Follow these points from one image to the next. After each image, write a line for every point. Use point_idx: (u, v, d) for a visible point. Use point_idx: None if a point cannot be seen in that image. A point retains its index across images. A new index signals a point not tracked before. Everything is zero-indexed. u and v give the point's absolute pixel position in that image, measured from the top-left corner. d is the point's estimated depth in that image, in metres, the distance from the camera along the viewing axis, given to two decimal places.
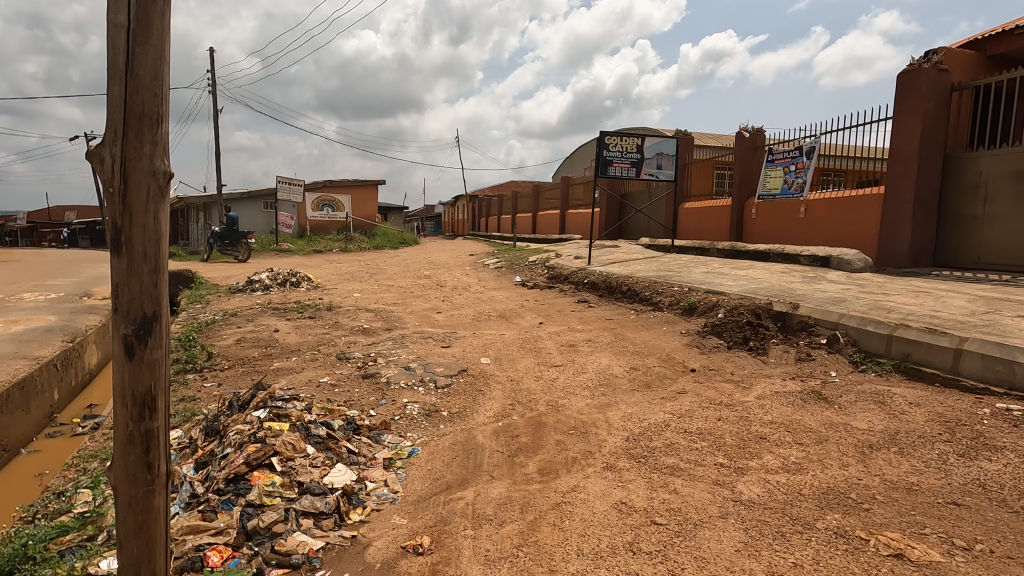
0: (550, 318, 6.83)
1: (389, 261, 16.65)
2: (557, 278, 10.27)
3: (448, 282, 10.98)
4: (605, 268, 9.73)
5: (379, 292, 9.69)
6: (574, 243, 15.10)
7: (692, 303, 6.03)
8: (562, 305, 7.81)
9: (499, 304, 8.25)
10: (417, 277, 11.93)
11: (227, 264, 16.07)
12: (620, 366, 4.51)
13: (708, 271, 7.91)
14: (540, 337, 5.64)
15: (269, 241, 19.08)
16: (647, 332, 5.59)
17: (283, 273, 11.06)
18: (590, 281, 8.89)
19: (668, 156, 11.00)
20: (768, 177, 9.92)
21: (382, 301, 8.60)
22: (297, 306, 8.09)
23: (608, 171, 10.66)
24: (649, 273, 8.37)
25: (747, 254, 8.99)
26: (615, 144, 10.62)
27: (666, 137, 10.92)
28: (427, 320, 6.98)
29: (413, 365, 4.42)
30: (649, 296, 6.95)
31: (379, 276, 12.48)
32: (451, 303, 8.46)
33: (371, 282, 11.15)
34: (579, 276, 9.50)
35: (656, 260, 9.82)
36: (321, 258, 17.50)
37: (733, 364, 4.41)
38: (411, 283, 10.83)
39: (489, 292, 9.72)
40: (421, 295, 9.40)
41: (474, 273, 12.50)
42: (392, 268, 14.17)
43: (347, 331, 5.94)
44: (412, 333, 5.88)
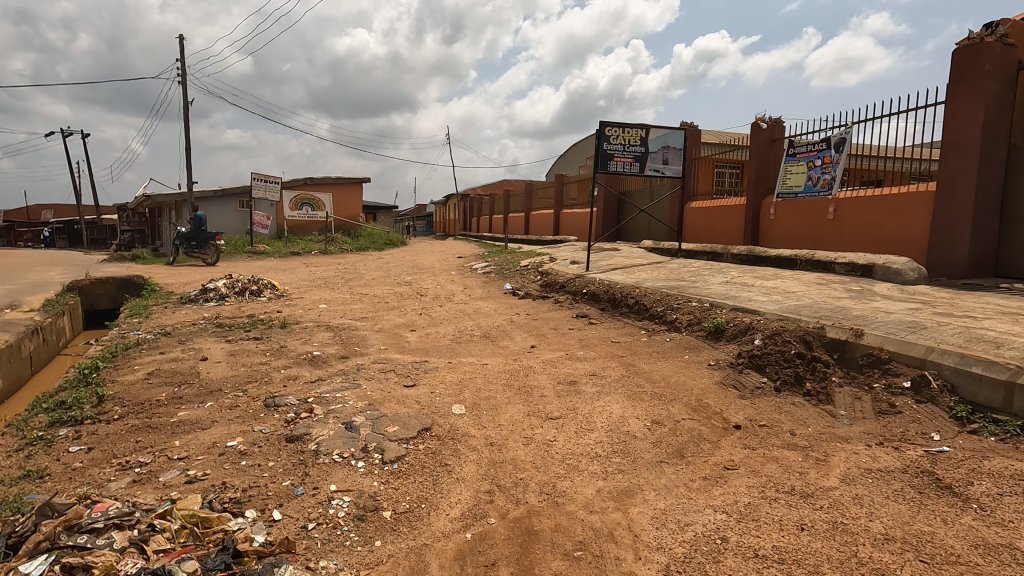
0: (544, 339, 5.70)
1: (370, 265, 15.47)
2: (552, 287, 9.14)
3: (431, 291, 9.83)
4: (606, 275, 8.60)
5: (350, 303, 8.53)
6: (570, 245, 13.97)
7: (719, 324, 4.90)
8: (558, 321, 6.68)
9: (485, 319, 7.11)
10: (397, 284, 10.77)
11: (193, 267, 14.81)
12: (639, 418, 3.38)
13: (728, 281, 6.80)
14: (533, 369, 4.50)
15: (242, 242, 17.84)
16: (666, 364, 4.47)
17: (243, 279, 9.85)
18: (589, 291, 7.77)
19: (675, 150, 9.84)
20: (789, 173, 8.82)
21: (350, 316, 7.43)
22: (248, 321, 6.91)
23: (608, 167, 9.56)
24: (657, 283, 7.25)
25: (769, 261, 7.90)
26: (615, 136, 9.51)
27: (673, 129, 9.76)
28: (397, 341, 5.81)
29: (360, 420, 3.26)
30: (663, 313, 5.82)
31: (355, 282, 11.32)
32: (430, 317, 7.30)
33: (344, 291, 9.98)
34: (577, 285, 8.38)
35: (664, 266, 8.70)
36: (298, 261, 16.29)
37: (790, 418, 3.28)
38: (388, 292, 9.66)
39: (476, 303, 8.59)
40: (397, 306, 8.24)
41: (461, 279, 11.35)
42: (371, 273, 13.00)
43: (291, 360, 4.78)
44: (373, 363, 4.71)
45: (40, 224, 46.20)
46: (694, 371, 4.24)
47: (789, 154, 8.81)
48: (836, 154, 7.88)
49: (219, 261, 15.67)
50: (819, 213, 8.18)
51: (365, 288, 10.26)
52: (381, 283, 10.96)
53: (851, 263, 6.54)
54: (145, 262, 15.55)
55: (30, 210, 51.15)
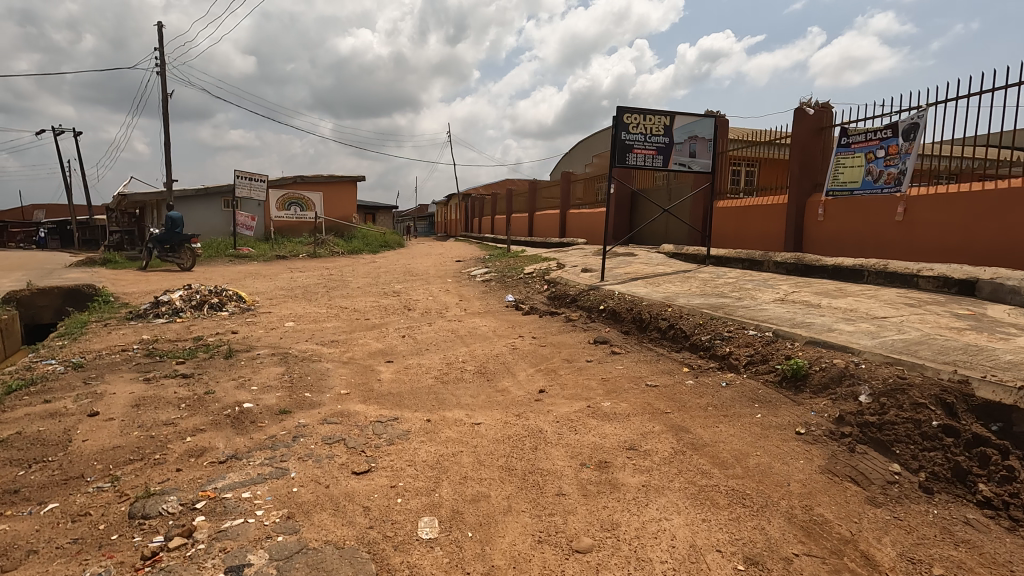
0: (557, 380, 4.37)
1: (359, 270, 14.20)
2: (562, 300, 7.82)
3: (422, 303, 8.52)
4: (627, 287, 7.29)
5: (323, 320, 7.21)
6: (578, 250, 12.66)
7: (800, 367, 3.57)
8: (573, 350, 5.34)
9: (482, 344, 5.79)
10: (384, 294, 9.47)
11: (167, 273, 13.55)
12: (724, 553, 2.06)
13: (784, 299, 5.46)
14: (544, 436, 3.18)
15: (224, 245, 16.58)
16: (732, 430, 3.14)
17: (205, 289, 8.54)
18: (607, 309, 6.46)
19: (703, 140, 8.51)
20: (841, 167, 7.49)
21: (318, 339, 6.13)
22: (189, 348, 5.61)
23: (626, 160, 8.22)
24: (692, 300, 5.92)
25: (823, 273, 6.57)
26: (636, 124, 8.17)
27: (701, 116, 8.44)
28: (366, 380, 4.49)
29: (257, 566, 1.94)
30: (711, 345, 4.48)
31: (337, 291, 10.03)
32: (416, 341, 5.97)
33: (322, 303, 8.67)
34: (592, 299, 7.06)
35: (694, 277, 7.37)
36: (284, 266, 15.03)
37: (983, 563, 1.95)
38: (372, 305, 8.34)
39: (472, 320, 7.27)
40: (378, 325, 6.92)
41: (456, 288, 10.05)
42: (358, 280, 11.71)
43: (210, 417, 3.47)
44: (322, 422, 3.40)
45: (31, 224, 45.06)
46: (780, 446, 2.89)
47: (840, 145, 7.48)
48: (905, 143, 6.55)
49: (196, 265, 14.41)
50: (883, 214, 6.85)
51: (347, 300, 8.96)
52: (366, 293, 9.65)
53: (942, 278, 5.20)
54: (115, 266, 14.30)
55: (23, 209, 50.05)
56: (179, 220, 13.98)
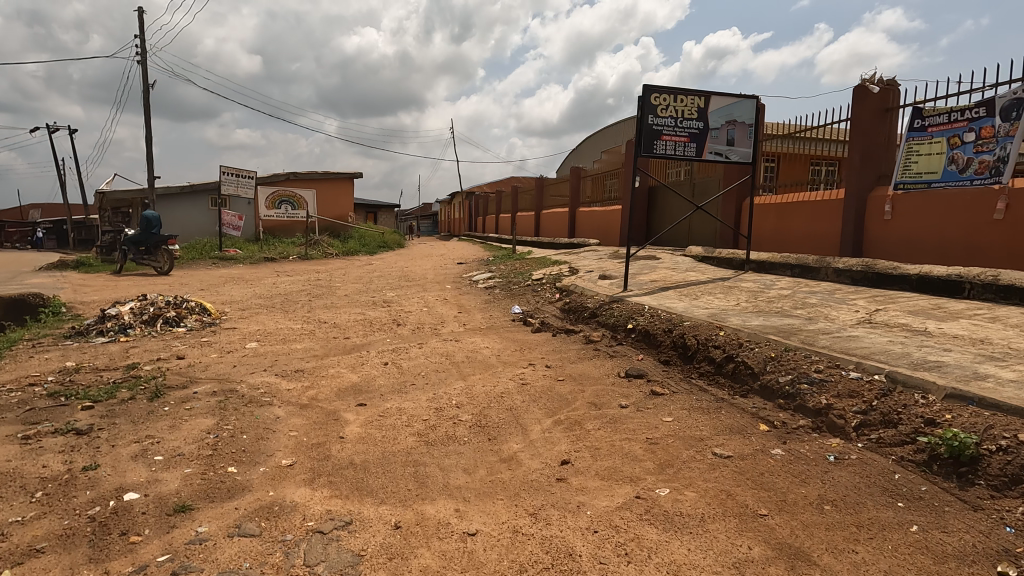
0: (584, 442, 3.15)
1: (351, 273, 13.05)
2: (578, 314, 6.62)
3: (415, 316, 7.35)
4: (658, 300, 6.08)
5: (294, 341, 6.03)
6: (592, 252, 11.45)
7: (964, 447, 2.33)
8: (599, 389, 4.12)
9: (482, 376, 4.59)
10: (373, 304, 8.31)
11: (142, 277, 12.45)
12: None
13: (872, 322, 4.23)
14: (579, 571, 1.96)
15: (210, 247, 15.48)
16: (887, 566, 1.92)
17: (163, 300, 7.36)
18: (637, 329, 5.25)
19: (743, 126, 7.28)
20: (914, 155, 6.22)
21: (279, 368, 4.94)
22: (112, 383, 4.45)
23: (654, 148, 6.98)
24: (747, 319, 4.70)
25: (904, 285, 5.33)
26: (665, 106, 6.94)
27: (742, 98, 7.20)
28: (323, 440, 3.29)
29: None
30: (797, 393, 3.25)
31: (320, 300, 8.87)
32: (400, 372, 4.77)
33: (299, 316, 7.50)
34: (617, 314, 5.86)
35: (739, 288, 6.15)
36: (271, 269, 13.89)
37: None
38: (357, 319, 7.16)
39: (472, 339, 6.08)
40: (358, 347, 5.73)
41: (455, 297, 8.86)
42: (347, 286, 10.54)
43: (63, 522, 2.27)
44: (229, 535, 2.19)
45: (28, 224, 44.25)
46: None
47: (912, 128, 6.21)
48: (1006, 123, 5.30)
49: (174, 269, 13.31)
50: (974, 211, 5.61)
51: (330, 312, 7.79)
52: (353, 303, 8.49)
53: None
54: (88, 270, 13.21)
55: (21, 208, 49.37)
56: (155, 219, 12.86)
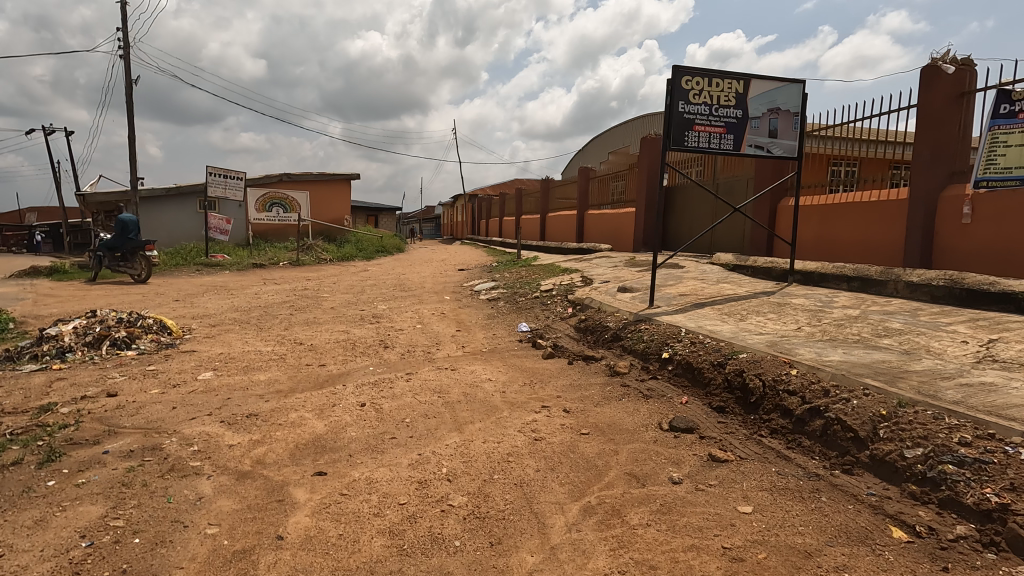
0: (633, 556, 2.13)
1: (343, 281, 12.07)
2: (598, 335, 5.60)
3: (406, 336, 6.33)
4: (695, 320, 5.06)
5: (258, 370, 5.02)
6: (605, 259, 10.43)
7: None
8: (638, 451, 3.09)
9: (483, 427, 3.57)
10: (360, 320, 7.30)
11: (117, 286, 11.50)
12: None
13: (998, 360, 3.20)
14: None
15: (195, 253, 14.58)
16: None
17: (115, 316, 6.37)
18: (676, 360, 4.23)
19: (787, 115, 6.26)
20: (999, 146, 5.06)
21: (229, 411, 3.92)
22: (5, 435, 3.45)
23: (685, 140, 5.97)
24: (823, 353, 3.67)
25: (1008, 306, 4.31)
26: (698, 91, 5.93)
27: (785, 82, 6.20)
28: (252, 544, 2.28)
29: None
30: (947, 480, 2.23)
31: (302, 315, 7.88)
32: (379, 419, 3.75)
33: (272, 336, 6.49)
34: (646, 339, 4.84)
35: (793, 307, 5.12)
36: (258, 277, 12.91)
37: None
38: (338, 341, 6.15)
39: (470, 367, 5.06)
40: (333, 379, 4.72)
41: (454, 310, 7.86)
42: (335, 296, 9.55)
43: None
44: None
45: (24, 227, 43.41)
46: None
47: (998, 114, 5.02)
48: None
49: (153, 276, 12.36)
50: None
51: (309, 330, 6.77)
52: (338, 319, 7.46)
53: None
54: (61, 277, 12.27)
55: (18, 210, 48.73)
56: (132, 223, 11.91)
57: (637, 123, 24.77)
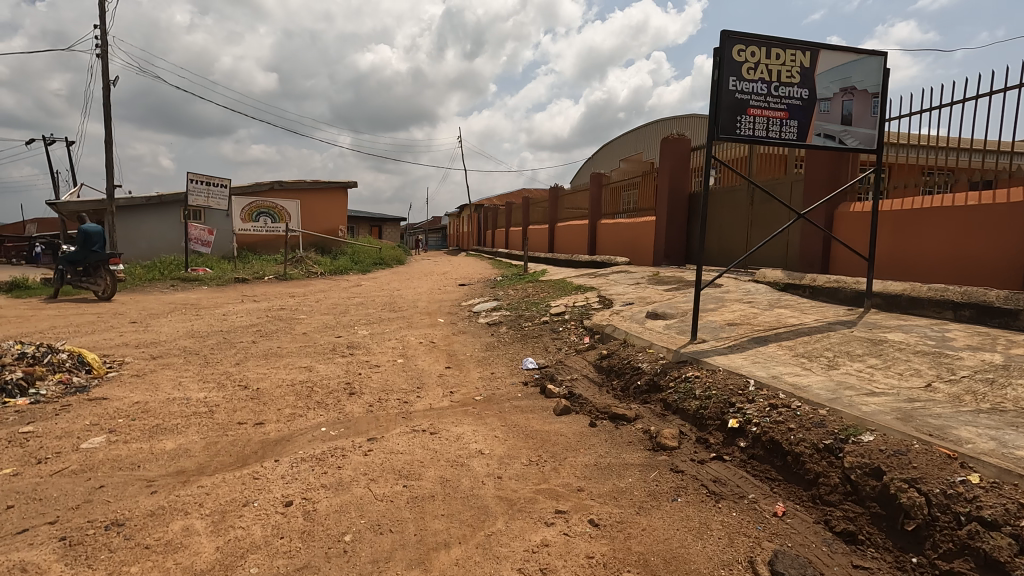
0: None
1: (329, 298, 10.81)
2: (626, 381, 4.26)
3: (379, 377, 4.99)
4: (762, 366, 3.70)
5: (168, 433, 3.70)
6: (625, 274, 9.10)
7: None
8: None
9: (461, 561, 2.22)
10: (330, 353, 5.97)
11: (75, 304, 10.27)
12: None
13: None
14: None
15: (173, 267, 13.44)
16: None
17: (16, 349, 5.09)
18: (752, 435, 2.88)
19: (863, 95, 4.94)
20: None
21: (83, 517, 2.60)
22: None
23: (738, 127, 4.64)
24: (1008, 440, 2.29)
25: None
26: (753, 64, 4.62)
27: (861, 53, 4.88)
28: None
29: None
30: None
31: (264, 344, 6.57)
32: (304, 537, 2.41)
33: (215, 375, 5.17)
34: (698, 394, 3.49)
35: (895, 348, 3.75)
36: (237, 293, 11.67)
37: None
38: (294, 383, 4.83)
39: (456, 430, 3.71)
40: (262, 452, 3.39)
41: (445, 339, 6.54)
42: (312, 318, 8.25)
43: None
44: None
45: (23, 238, 42.60)
46: None
47: None
48: None
49: (119, 293, 11.15)
50: None
51: (264, 368, 5.45)
52: (304, 351, 6.14)
53: None
54: (19, 293, 11.10)
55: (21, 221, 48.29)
56: (95, 234, 10.73)
57: (648, 129, 23.55)
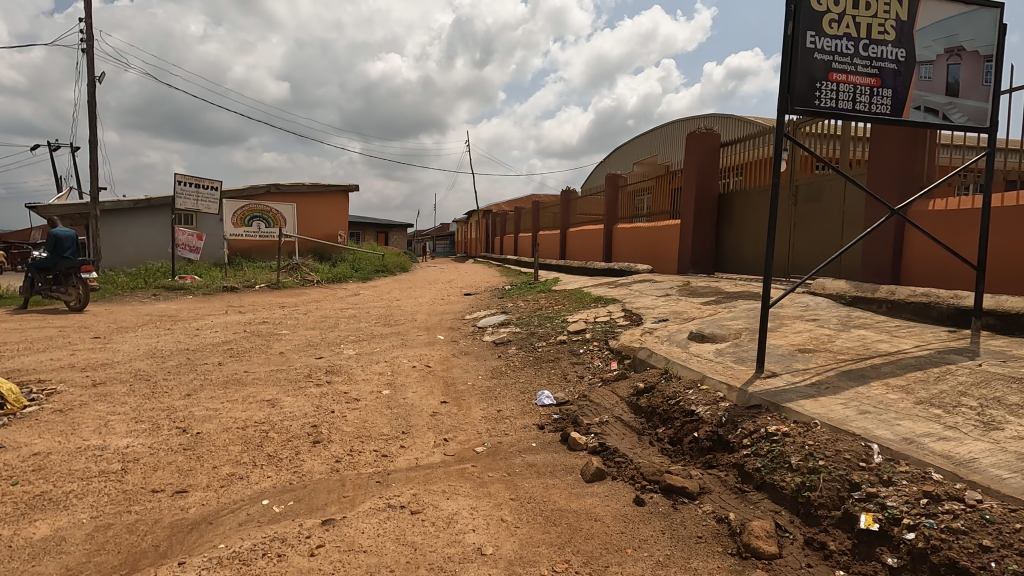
0: None
1: (320, 309, 9.83)
2: (678, 431, 3.19)
3: (357, 417, 3.94)
4: (878, 420, 2.63)
5: (49, 508, 2.67)
6: (651, 285, 8.04)
7: None
8: None
9: None
10: (304, 381, 4.94)
11: (42, 316, 9.35)
12: None
13: None
14: None
15: (159, 275, 12.57)
16: None
17: None
18: (912, 550, 1.83)
19: (971, 59, 3.88)
20: None
21: None
22: None
23: (818, 96, 3.58)
24: None
25: None
26: (837, 15, 3.56)
27: (970, 6, 3.84)
28: None
29: None
30: None
31: (230, 367, 5.57)
32: None
33: (154, 412, 4.15)
34: (794, 463, 2.42)
35: None
36: (222, 303, 10.74)
37: None
38: (247, 425, 3.79)
39: (448, 506, 2.66)
40: (166, 547, 2.36)
41: (444, 362, 5.51)
42: (294, 334, 7.25)
43: None
44: None
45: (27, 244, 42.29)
46: None
47: None
48: None
49: (93, 304, 10.23)
50: None
51: (218, 401, 4.42)
52: (274, 377, 5.10)
53: None
54: None
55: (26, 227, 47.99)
56: (66, 239, 9.84)
57: (664, 131, 22.46)
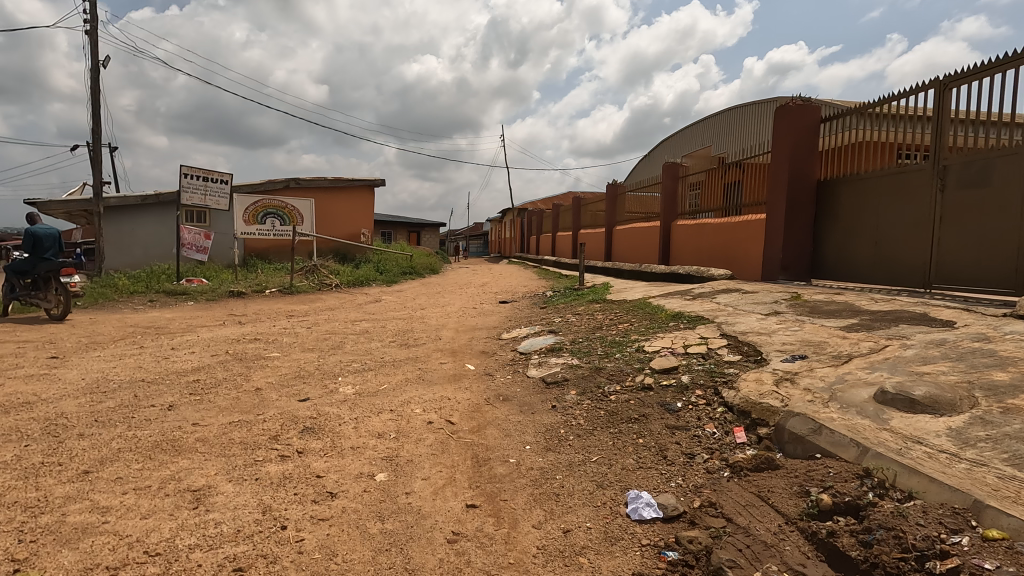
0: None
1: (330, 320, 8.29)
2: None
3: (317, 548, 2.24)
4: None
5: None
6: (744, 298, 6.17)
7: None
8: None
9: None
10: (264, 448, 3.28)
11: (16, 326, 8.10)
12: None
13: None
14: None
15: (163, 277, 11.36)
16: None
17: None
18: None
19: None
20: None
21: None
22: None
23: None
24: None
25: None
26: None
27: None
28: None
29: None
30: None
31: (177, 416, 3.99)
32: None
33: (7, 514, 2.57)
34: None
35: None
36: (224, 311, 9.37)
37: None
38: (127, 562, 2.15)
39: None
40: None
41: (472, 413, 3.82)
42: (286, 359, 5.68)
43: None
44: None
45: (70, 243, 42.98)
46: None
47: None
48: None
49: (80, 313, 8.98)
50: None
51: (119, 492, 2.81)
52: (223, 439, 3.47)
53: None
54: None
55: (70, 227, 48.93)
56: (45, 235, 8.56)
57: (720, 120, 20.26)
